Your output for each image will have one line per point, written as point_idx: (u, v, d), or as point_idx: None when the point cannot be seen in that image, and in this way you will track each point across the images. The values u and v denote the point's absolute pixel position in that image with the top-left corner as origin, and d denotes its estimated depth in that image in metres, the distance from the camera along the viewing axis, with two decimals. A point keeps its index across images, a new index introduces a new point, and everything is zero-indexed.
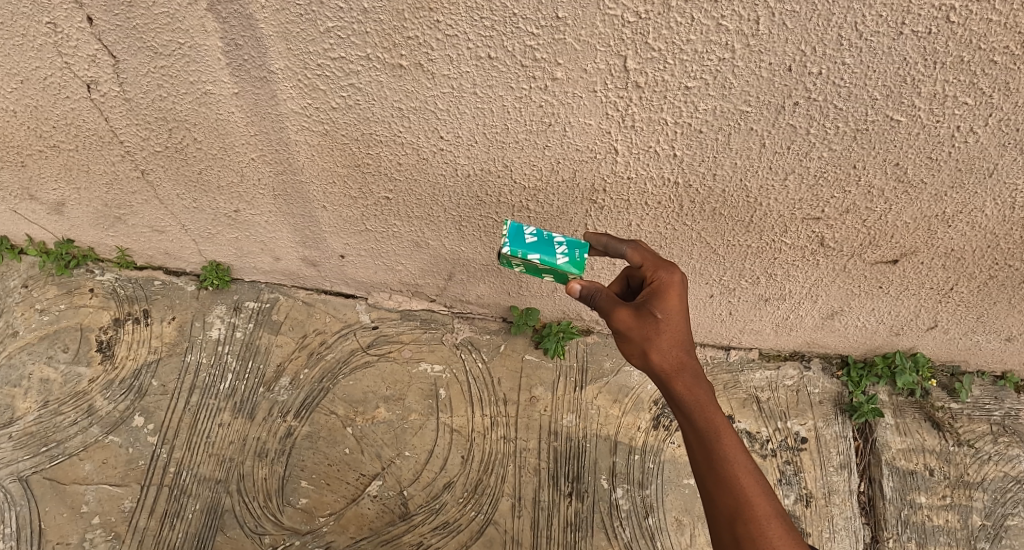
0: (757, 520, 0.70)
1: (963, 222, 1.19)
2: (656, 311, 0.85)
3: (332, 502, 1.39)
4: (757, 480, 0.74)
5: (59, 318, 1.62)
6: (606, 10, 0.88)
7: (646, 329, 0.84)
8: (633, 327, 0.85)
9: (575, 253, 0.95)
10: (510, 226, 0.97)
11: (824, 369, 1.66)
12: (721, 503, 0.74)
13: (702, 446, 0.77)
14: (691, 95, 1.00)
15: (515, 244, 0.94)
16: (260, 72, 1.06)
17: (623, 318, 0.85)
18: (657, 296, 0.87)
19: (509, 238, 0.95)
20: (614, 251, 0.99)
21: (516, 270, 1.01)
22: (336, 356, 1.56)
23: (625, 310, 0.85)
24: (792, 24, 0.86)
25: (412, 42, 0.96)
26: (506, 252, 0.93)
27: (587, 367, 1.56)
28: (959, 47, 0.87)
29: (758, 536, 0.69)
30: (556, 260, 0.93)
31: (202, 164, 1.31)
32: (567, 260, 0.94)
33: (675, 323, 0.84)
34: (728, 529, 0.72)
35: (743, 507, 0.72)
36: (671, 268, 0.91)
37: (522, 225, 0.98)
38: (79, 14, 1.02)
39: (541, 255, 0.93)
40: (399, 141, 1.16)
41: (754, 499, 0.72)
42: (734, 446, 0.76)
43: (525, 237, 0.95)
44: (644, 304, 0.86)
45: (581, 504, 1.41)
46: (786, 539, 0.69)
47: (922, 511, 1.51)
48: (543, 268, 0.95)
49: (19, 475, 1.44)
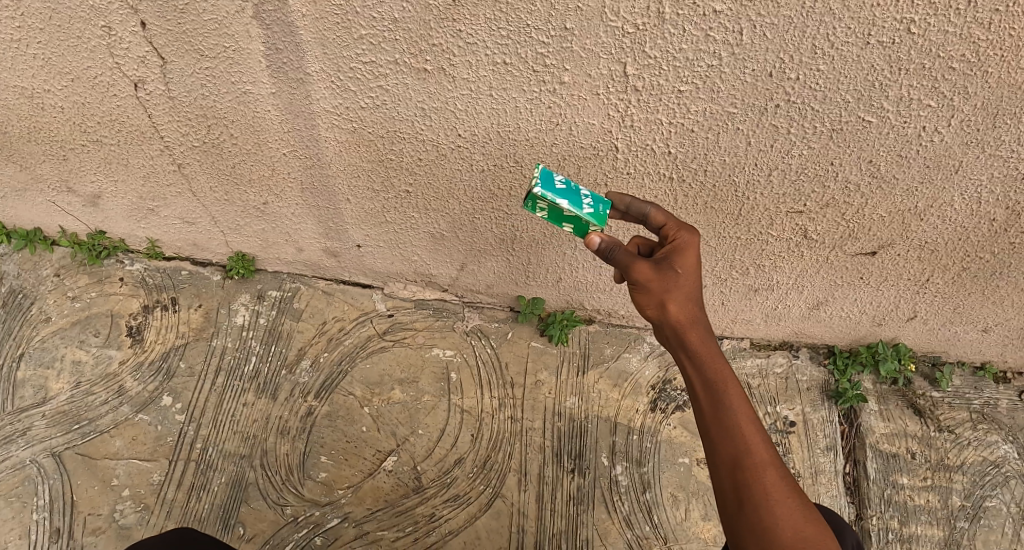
0: (754, 462, 0.78)
1: (935, 216, 1.31)
2: (676, 267, 0.94)
3: (350, 476, 1.49)
4: (756, 428, 0.82)
5: (91, 305, 1.71)
6: (609, 22, 1.00)
7: (666, 283, 0.93)
8: (654, 280, 0.93)
9: (598, 207, 1.03)
10: (542, 171, 1.03)
11: (811, 358, 1.76)
12: (724, 449, 0.81)
13: (710, 393, 0.85)
14: (684, 98, 1.12)
15: (545, 186, 1.00)
16: (297, 74, 1.18)
17: (645, 270, 0.92)
18: (677, 255, 0.97)
19: (541, 180, 1.01)
20: (637, 211, 1.09)
21: (538, 216, 1.06)
22: (353, 341, 1.66)
23: (646, 263, 0.93)
24: (772, 35, 0.98)
25: (436, 49, 1.08)
26: (537, 191, 0.99)
27: (589, 353, 1.66)
28: (920, 56, 0.99)
29: (754, 476, 0.77)
30: (582, 209, 1.00)
31: (235, 158, 1.42)
32: (591, 212, 1.01)
33: (691, 281, 0.94)
34: (728, 469, 0.80)
35: (743, 451, 0.79)
36: (692, 231, 1.02)
37: (553, 173, 1.05)
38: (133, 19, 1.13)
39: (569, 201, 0.99)
40: (421, 139, 1.27)
41: (754, 445, 0.80)
42: (738, 399, 0.84)
43: (555, 183, 1.02)
44: (665, 261, 0.96)
45: (583, 480, 1.50)
46: (779, 483, 0.77)
47: (904, 491, 1.60)
48: (567, 215, 1.02)
49: (53, 450, 1.53)
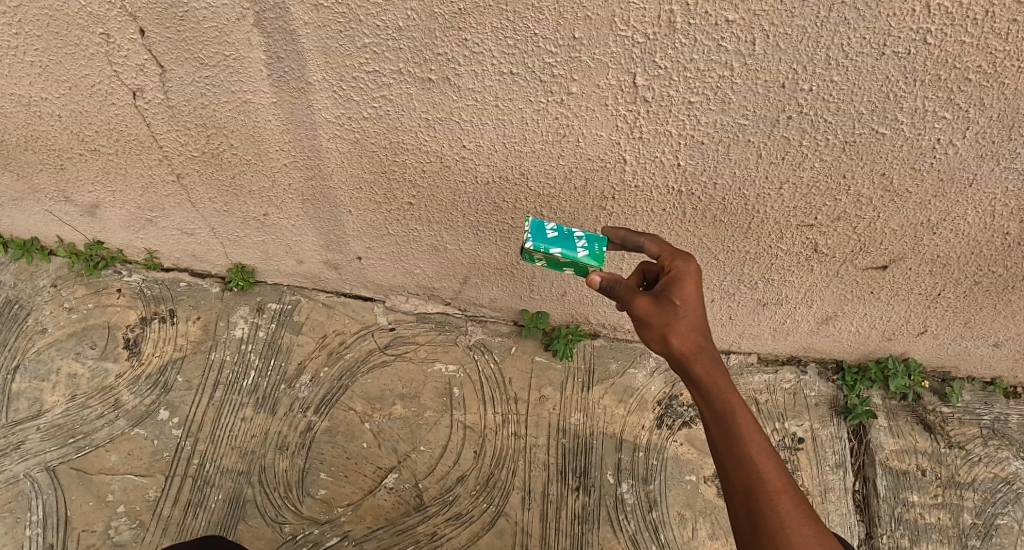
0: (768, 494, 0.77)
1: (948, 229, 1.29)
2: (674, 299, 0.92)
3: (350, 494, 1.46)
4: (770, 456, 0.81)
5: (87, 316, 1.69)
6: (619, 32, 0.98)
7: (665, 316, 0.91)
8: (653, 314, 0.91)
9: (594, 247, 1.05)
10: (532, 223, 1.08)
11: (819, 373, 1.73)
12: (737, 479, 0.80)
13: (719, 424, 0.84)
14: (694, 109, 1.10)
15: (536, 239, 1.05)
16: (298, 83, 1.16)
17: (644, 306, 0.92)
18: (674, 285, 0.95)
19: (532, 234, 1.06)
20: (631, 244, 1.08)
21: (539, 265, 1.11)
22: (355, 355, 1.63)
23: (645, 298, 0.92)
24: (785, 45, 0.96)
25: (441, 58, 1.06)
26: (528, 246, 1.05)
27: (594, 369, 1.63)
28: (936, 67, 0.97)
29: (769, 510, 0.76)
30: (577, 254, 1.03)
31: (236, 169, 1.40)
32: (587, 254, 1.04)
33: (692, 310, 0.92)
34: (743, 502, 0.79)
35: (755, 483, 0.78)
36: (688, 258, 1.01)
37: (544, 222, 1.10)
38: (132, 26, 1.12)
39: (562, 249, 1.03)
40: (424, 150, 1.25)
41: (767, 475, 0.79)
42: (749, 427, 0.83)
43: (546, 233, 1.06)
44: (662, 293, 0.94)
45: (588, 498, 1.47)
46: (796, 513, 0.75)
47: (914, 509, 1.57)
48: (564, 262, 1.05)
49: (46, 465, 1.49)
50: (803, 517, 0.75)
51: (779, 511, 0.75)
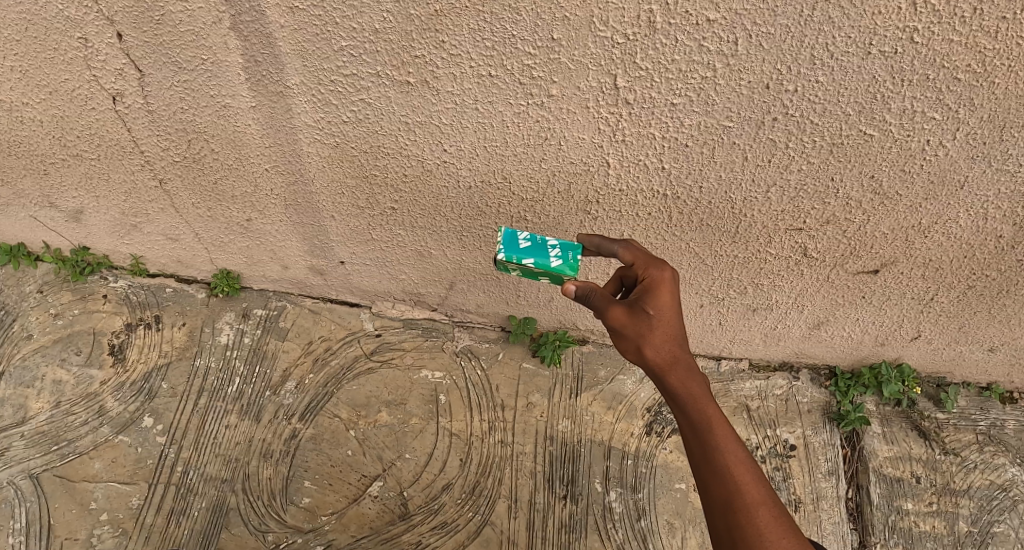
0: (747, 506, 0.74)
1: (939, 232, 1.26)
2: (648, 308, 0.92)
3: (334, 502, 1.44)
4: (749, 467, 0.78)
5: (73, 322, 1.67)
6: (598, 32, 0.96)
7: (639, 326, 0.90)
8: (627, 324, 0.91)
9: (568, 255, 1.05)
10: (504, 234, 1.07)
11: (812, 379, 1.70)
12: (715, 491, 0.78)
13: (696, 435, 0.82)
14: (677, 111, 1.08)
15: (508, 250, 1.05)
16: (277, 87, 1.15)
17: (618, 316, 0.92)
18: (649, 294, 0.95)
19: (504, 244, 1.06)
20: (606, 251, 1.09)
21: (515, 274, 1.11)
22: (340, 362, 1.61)
23: (620, 308, 0.92)
24: (768, 45, 0.95)
25: (419, 61, 1.05)
26: (501, 257, 1.05)
27: (582, 375, 1.62)
28: (923, 66, 0.96)
29: (748, 522, 0.73)
30: (549, 263, 1.03)
31: (217, 174, 1.39)
32: (560, 262, 1.04)
33: (667, 319, 0.91)
34: (721, 515, 0.76)
35: (734, 495, 0.76)
36: (662, 266, 1.00)
37: (517, 232, 1.08)
38: (109, 31, 1.11)
39: (534, 259, 1.04)
40: (406, 154, 1.24)
41: (746, 487, 0.76)
42: (726, 437, 0.81)
43: (518, 243, 1.06)
44: (637, 303, 0.94)
45: (575, 507, 1.45)
46: (776, 526, 0.73)
47: (909, 517, 1.54)
48: (538, 271, 1.06)
49: (30, 473, 1.48)
50: (784, 530, 0.72)
51: (759, 523, 0.73)
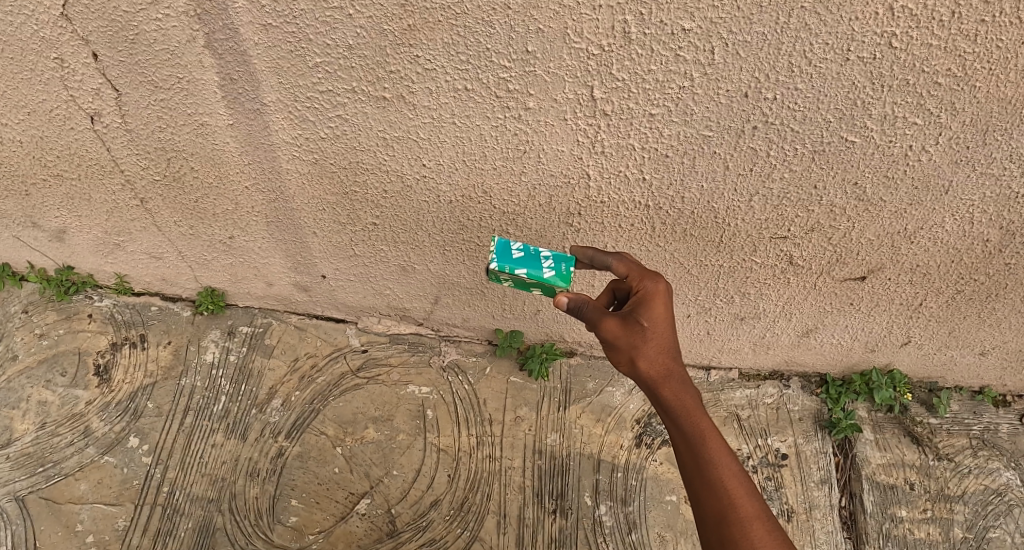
0: (740, 521, 0.75)
1: (925, 238, 1.25)
2: (642, 320, 0.90)
3: (321, 521, 1.42)
4: (742, 481, 0.79)
5: (58, 342, 1.65)
6: (573, 44, 0.96)
7: (633, 338, 0.88)
8: (620, 336, 0.89)
9: (561, 267, 1.04)
10: (498, 243, 1.07)
11: (802, 387, 1.69)
12: (708, 505, 0.78)
13: (689, 448, 0.82)
14: (656, 122, 1.07)
15: (501, 260, 1.04)
16: (253, 105, 1.15)
17: (612, 328, 0.89)
18: (643, 306, 0.93)
19: (497, 254, 1.05)
20: (600, 263, 1.07)
21: (507, 285, 1.10)
22: (327, 379, 1.60)
23: (613, 320, 0.90)
24: (745, 53, 0.94)
25: (394, 76, 1.04)
26: (493, 267, 1.03)
27: (570, 388, 1.60)
28: (903, 71, 0.95)
29: (741, 536, 0.74)
30: (542, 274, 1.02)
31: (198, 192, 1.38)
32: (553, 273, 1.02)
33: (661, 332, 0.89)
34: (714, 528, 0.77)
35: (728, 509, 0.76)
36: (657, 277, 0.98)
37: (510, 242, 1.08)
38: (85, 50, 1.11)
39: (527, 270, 1.02)
40: (385, 169, 1.23)
41: (739, 501, 0.77)
42: (719, 451, 0.81)
43: (511, 253, 1.05)
44: (630, 314, 0.91)
45: (565, 521, 1.44)
46: (768, 541, 0.74)
47: (904, 524, 1.53)
48: (531, 282, 1.04)
49: (15, 495, 1.46)
50: (775, 544, 0.74)
51: (752, 538, 0.74)
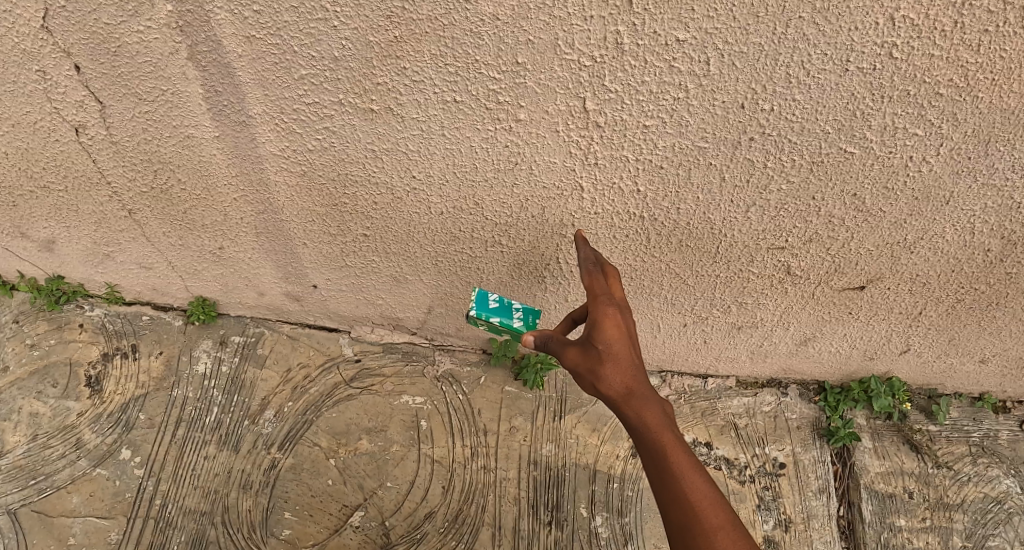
0: (703, 533, 0.74)
1: (925, 248, 1.23)
2: (597, 343, 0.90)
3: (314, 533, 1.41)
4: (707, 494, 0.77)
5: (49, 353, 1.64)
6: (564, 55, 0.93)
7: (589, 363, 0.89)
8: (579, 363, 0.90)
9: (529, 318, 1.17)
10: (476, 294, 1.19)
11: (801, 395, 1.66)
12: (673, 520, 0.78)
13: (653, 466, 0.82)
14: (651, 133, 1.05)
15: (479, 309, 1.15)
16: (239, 117, 1.13)
17: (570, 356, 0.92)
18: (599, 328, 0.92)
19: (475, 304, 1.16)
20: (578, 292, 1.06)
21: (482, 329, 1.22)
22: (319, 389, 1.59)
23: (571, 349, 0.92)
24: (741, 64, 0.93)
25: (382, 88, 1.02)
26: (471, 315, 1.15)
27: (566, 397, 1.59)
28: (903, 82, 0.94)
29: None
30: (513, 324, 1.15)
31: (187, 204, 1.36)
32: (522, 323, 1.16)
33: (617, 352, 0.88)
34: (680, 543, 0.75)
35: (691, 523, 0.75)
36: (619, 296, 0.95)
37: (487, 293, 1.20)
38: (67, 62, 1.09)
39: (501, 319, 1.14)
40: (375, 181, 1.21)
41: (703, 515, 0.75)
42: (683, 464, 0.79)
43: (488, 303, 1.17)
44: (589, 339, 0.92)
45: (561, 533, 1.42)
46: None
47: (902, 533, 1.51)
48: (503, 329, 1.17)
49: (7, 508, 1.44)
50: None
51: None
